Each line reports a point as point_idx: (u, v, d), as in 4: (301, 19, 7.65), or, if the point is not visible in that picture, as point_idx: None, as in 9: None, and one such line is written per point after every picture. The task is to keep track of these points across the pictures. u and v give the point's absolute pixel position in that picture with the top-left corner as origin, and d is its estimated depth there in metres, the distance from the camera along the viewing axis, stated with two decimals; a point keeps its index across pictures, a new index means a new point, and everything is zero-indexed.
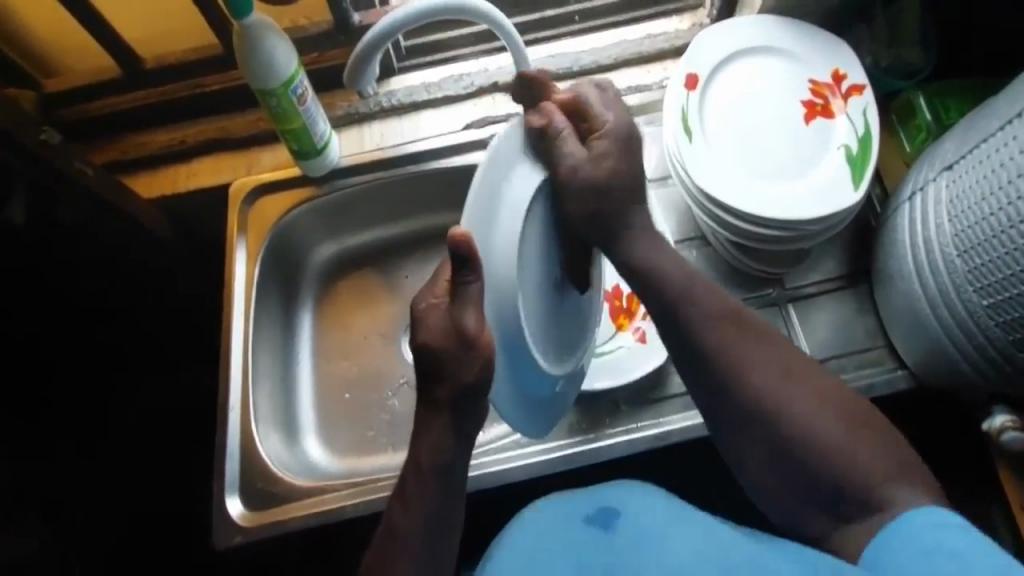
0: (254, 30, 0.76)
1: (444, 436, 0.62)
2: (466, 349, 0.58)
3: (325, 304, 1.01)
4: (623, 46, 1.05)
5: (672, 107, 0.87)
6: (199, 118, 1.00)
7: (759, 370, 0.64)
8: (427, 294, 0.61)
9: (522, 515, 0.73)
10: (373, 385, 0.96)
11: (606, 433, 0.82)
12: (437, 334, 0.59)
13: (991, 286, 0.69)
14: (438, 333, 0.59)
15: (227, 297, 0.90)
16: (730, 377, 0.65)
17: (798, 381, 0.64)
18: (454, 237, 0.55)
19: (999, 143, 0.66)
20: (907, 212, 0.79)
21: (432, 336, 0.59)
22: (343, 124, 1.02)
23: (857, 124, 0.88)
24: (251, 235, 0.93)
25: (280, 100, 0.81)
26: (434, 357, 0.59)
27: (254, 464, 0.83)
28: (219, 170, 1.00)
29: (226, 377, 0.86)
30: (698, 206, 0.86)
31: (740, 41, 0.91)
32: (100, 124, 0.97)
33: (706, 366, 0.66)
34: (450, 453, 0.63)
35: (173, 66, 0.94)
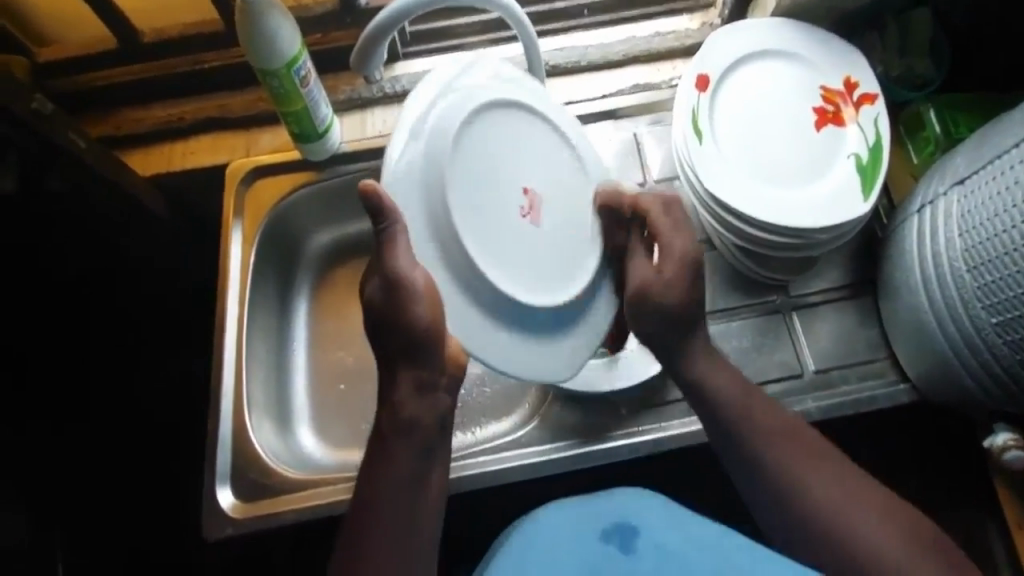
0: (258, 6, 0.73)
1: (424, 439, 0.64)
2: (403, 293, 0.58)
3: (323, 290, 0.99)
4: (633, 43, 1.03)
5: (682, 108, 0.86)
6: (198, 94, 0.96)
7: (799, 464, 0.69)
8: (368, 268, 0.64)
9: (525, 520, 0.67)
10: (369, 375, 0.94)
11: (607, 436, 0.81)
12: (376, 296, 0.60)
13: (1001, 304, 0.68)
14: (377, 294, 0.60)
15: (222, 280, 0.87)
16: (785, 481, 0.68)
17: (862, 507, 0.66)
18: (362, 189, 0.55)
19: (1014, 160, 0.66)
20: (916, 224, 0.78)
21: (377, 299, 0.60)
22: (345, 109, 1.00)
23: (867, 134, 0.87)
24: (248, 217, 0.91)
25: (282, 81, 0.78)
26: (382, 321, 0.61)
27: (247, 454, 0.81)
28: (217, 149, 0.97)
29: (219, 363, 0.84)
30: (706, 210, 0.85)
31: (753, 43, 0.90)
32: (94, 97, 0.94)
33: (765, 490, 0.69)
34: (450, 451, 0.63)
35: (172, 40, 0.90)
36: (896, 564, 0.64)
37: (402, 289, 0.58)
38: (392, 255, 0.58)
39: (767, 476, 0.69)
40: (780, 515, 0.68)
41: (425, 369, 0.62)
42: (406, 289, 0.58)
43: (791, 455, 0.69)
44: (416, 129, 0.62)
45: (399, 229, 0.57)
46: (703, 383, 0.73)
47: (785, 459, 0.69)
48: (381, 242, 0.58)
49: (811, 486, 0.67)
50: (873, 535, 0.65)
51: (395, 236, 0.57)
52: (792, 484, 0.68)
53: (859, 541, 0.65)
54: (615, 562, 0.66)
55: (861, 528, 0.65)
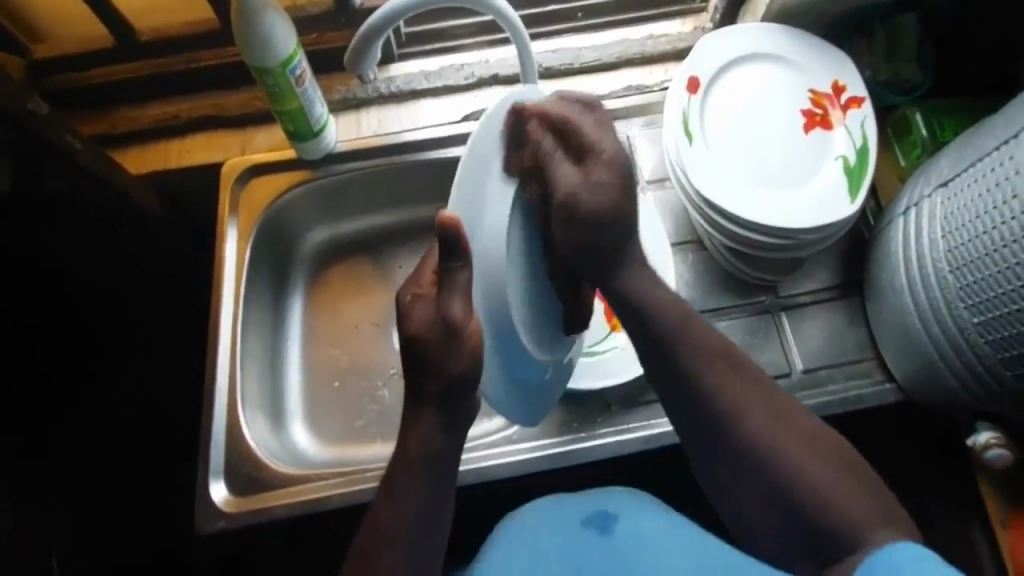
0: (252, 6, 0.74)
1: (441, 474, 0.65)
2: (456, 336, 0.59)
3: (318, 290, 1.00)
4: (626, 45, 1.04)
5: (674, 109, 0.87)
6: (193, 92, 0.97)
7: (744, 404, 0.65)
8: (413, 288, 0.64)
9: (509, 517, 0.75)
10: (363, 373, 0.95)
11: (598, 432, 0.82)
12: (421, 322, 0.61)
13: (983, 304, 0.70)
14: (426, 324, 0.61)
15: (217, 278, 0.88)
16: (732, 420, 0.64)
17: (783, 417, 0.64)
18: (443, 222, 0.57)
19: (995, 162, 0.67)
20: (901, 226, 0.80)
21: (420, 329, 0.61)
22: (340, 109, 1.01)
23: (854, 137, 0.88)
24: (243, 216, 0.92)
25: (277, 80, 0.79)
26: (421, 351, 0.61)
27: (241, 450, 0.82)
28: (212, 148, 0.98)
29: (213, 359, 0.84)
30: (697, 212, 0.86)
31: (743, 46, 0.91)
32: (90, 94, 0.94)
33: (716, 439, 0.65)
34: (438, 452, 0.64)
35: (168, 39, 0.91)
36: (832, 497, 0.61)
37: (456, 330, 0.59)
38: (450, 295, 0.59)
39: (691, 375, 0.66)
40: (728, 457, 0.64)
41: (457, 412, 0.64)
42: (455, 324, 0.59)
43: (733, 391, 0.65)
44: (476, 206, 0.62)
45: (464, 266, 0.59)
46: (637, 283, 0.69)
47: (712, 376, 0.66)
48: (443, 281, 0.60)
49: (739, 400, 0.65)
50: (804, 467, 0.62)
51: (458, 278, 0.59)
52: (737, 428, 0.64)
53: (802, 475, 0.62)
54: (594, 543, 0.72)
55: (798, 461, 0.62)
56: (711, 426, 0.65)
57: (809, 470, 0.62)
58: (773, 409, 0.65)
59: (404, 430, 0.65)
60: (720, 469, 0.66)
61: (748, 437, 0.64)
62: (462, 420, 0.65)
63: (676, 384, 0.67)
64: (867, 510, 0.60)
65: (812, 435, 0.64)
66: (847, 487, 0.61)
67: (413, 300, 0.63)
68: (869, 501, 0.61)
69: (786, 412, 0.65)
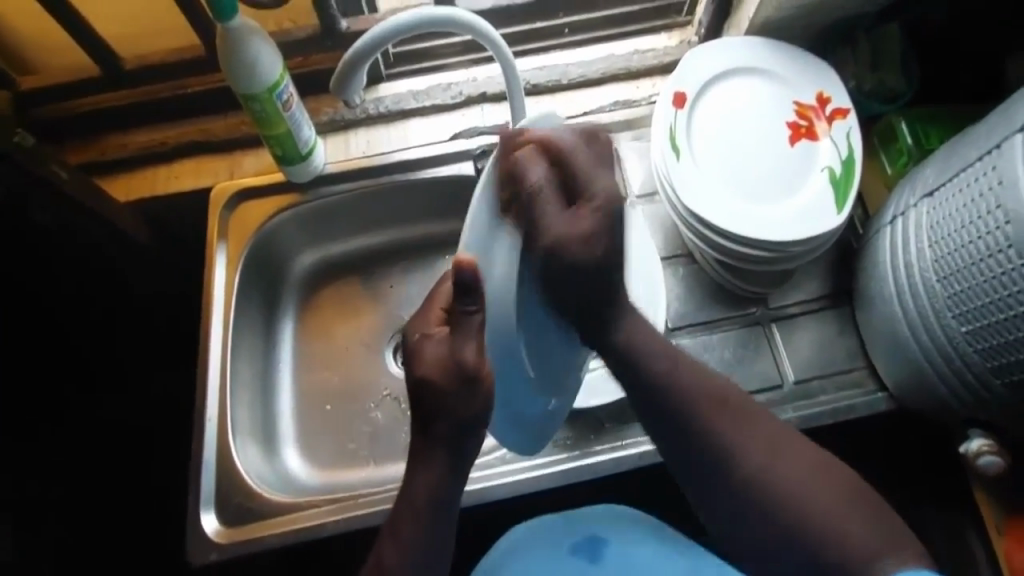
0: (238, 34, 0.74)
1: (445, 508, 0.64)
2: (466, 380, 0.57)
3: (309, 313, 1.00)
4: (612, 61, 1.05)
5: (660, 125, 0.88)
6: (181, 119, 0.97)
7: (730, 426, 0.65)
8: (419, 325, 0.61)
9: (511, 533, 0.75)
10: (356, 396, 0.95)
11: (594, 450, 0.82)
12: (434, 365, 0.58)
13: (971, 312, 0.70)
14: (437, 368, 0.58)
15: (206, 304, 0.88)
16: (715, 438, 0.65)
17: (778, 448, 0.64)
18: (457, 263, 0.53)
19: (978, 172, 0.67)
20: (889, 235, 0.80)
21: (432, 374, 0.58)
22: (329, 130, 1.01)
23: (840, 148, 0.89)
24: (232, 241, 0.92)
25: (264, 106, 0.79)
26: (433, 394, 0.59)
27: (232, 478, 0.81)
28: (200, 173, 0.98)
29: (203, 387, 0.84)
30: (686, 227, 0.87)
31: (728, 61, 0.92)
32: (77, 123, 0.94)
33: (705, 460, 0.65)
34: (445, 497, 0.63)
35: (154, 66, 0.91)
36: (818, 511, 0.61)
37: (467, 373, 0.57)
38: (462, 339, 0.57)
39: (682, 414, 0.66)
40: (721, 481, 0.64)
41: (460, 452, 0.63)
42: (474, 368, 0.57)
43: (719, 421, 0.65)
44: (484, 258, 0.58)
45: (478, 310, 0.56)
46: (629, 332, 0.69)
47: (701, 410, 0.66)
48: (455, 322, 0.57)
49: (734, 440, 0.64)
50: (789, 482, 0.63)
51: (471, 324, 0.56)
52: (718, 448, 0.65)
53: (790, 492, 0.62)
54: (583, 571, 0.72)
55: (783, 479, 0.63)
56: (711, 467, 0.65)
57: (810, 500, 0.62)
58: (762, 443, 0.64)
59: (410, 471, 0.64)
60: (729, 514, 0.65)
61: (747, 476, 0.64)
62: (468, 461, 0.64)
63: (667, 425, 0.67)
64: (854, 523, 0.61)
65: (794, 451, 0.64)
66: (850, 514, 0.61)
67: (421, 339, 0.60)
68: (860, 510, 0.62)
69: (766, 431, 0.65)
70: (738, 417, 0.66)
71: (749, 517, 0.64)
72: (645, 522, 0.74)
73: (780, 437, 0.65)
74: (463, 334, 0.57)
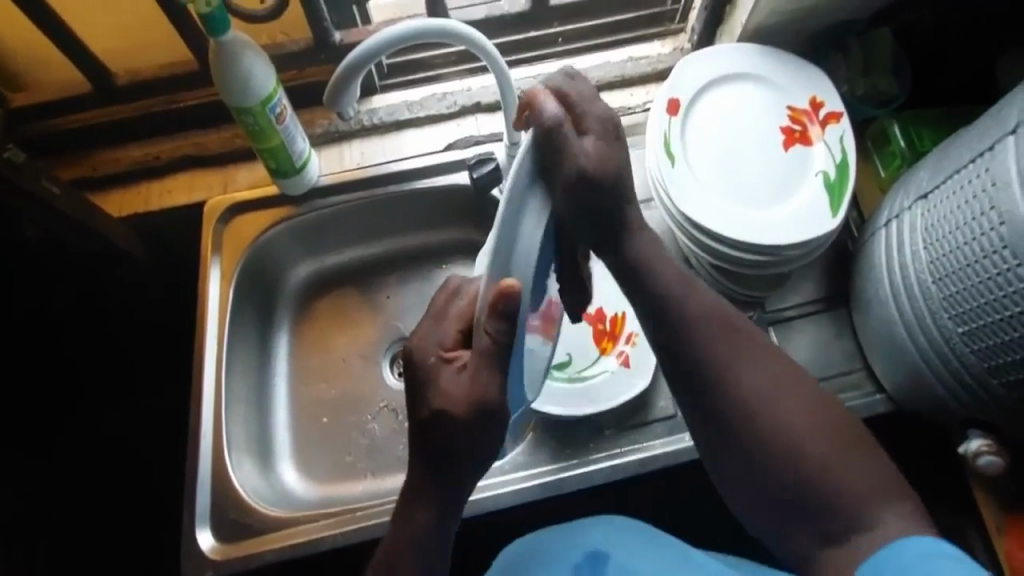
0: (230, 48, 0.74)
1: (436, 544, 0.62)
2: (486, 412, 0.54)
3: (304, 325, 0.99)
4: (606, 69, 1.06)
5: (654, 131, 0.88)
6: (174, 133, 0.98)
7: (738, 363, 0.64)
8: (438, 346, 0.57)
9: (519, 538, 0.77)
10: (353, 408, 0.94)
11: (592, 458, 0.82)
12: (443, 398, 0.54)
13: (966, 313, 0.70)
14: (454, 398, 0.54)
15: (200, 319, 0.88)
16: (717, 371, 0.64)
17: (780, 386, 0.63)
18: (504, 292, 0.48)
19: (972, 174, 0.67)
20: (884, 237, 0.80)
21: (435, 404, 0.55)
22: (323, 142, 1.01)
23: (834, 152, 0.89)
24: (226, 254, 0.92)
25: (257, 118, 0.79)
26: (446, 427, 0.55)
27: (227, 493, 0.81)
28: (194, 187, 0.98)
29: (198, 403, 0.84)
30: (681, 232, 0.87)
31: (720, 67, 0.92)
32: (70, 140, 0.95)
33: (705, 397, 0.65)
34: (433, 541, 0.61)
35: (145, 82, 0.91)
36: (811, 452, 0.62)
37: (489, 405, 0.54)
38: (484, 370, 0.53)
39: (703, 356, 0.64)
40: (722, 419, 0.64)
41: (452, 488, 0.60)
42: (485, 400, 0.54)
43: (723, 356, 0.64)
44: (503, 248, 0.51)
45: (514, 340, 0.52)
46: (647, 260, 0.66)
47: (711, 345, 0.65)
48: (481, 351, 0.53)
49: (748, 386, 0.63)
50: (787, 421, 0.62)
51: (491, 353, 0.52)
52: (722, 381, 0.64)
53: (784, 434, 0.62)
54: None
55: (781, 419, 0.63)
56: (727, 414, 0.64)
57: (813, 458, 0.62)
58: (776, 387, 0.64)
59: (406, 507, 0.61)
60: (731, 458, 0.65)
61: (758, 420, 0.63)
62: (455, 502, 0.61)
63: (679, 362, 0.66)
64: (848, 469, 0.61)
65: (798, 389, 0.64)
66: (856, 469, 0.61)
67: (433, 361, 0.56)
68: (855, 456, 0.62)
69: (768, 366, 0.64)
70: (744, 354, 0.64)
71: (744, 455, 0.64)
72: (626, 521, 0.76)
73: (782, 375, 0.64)
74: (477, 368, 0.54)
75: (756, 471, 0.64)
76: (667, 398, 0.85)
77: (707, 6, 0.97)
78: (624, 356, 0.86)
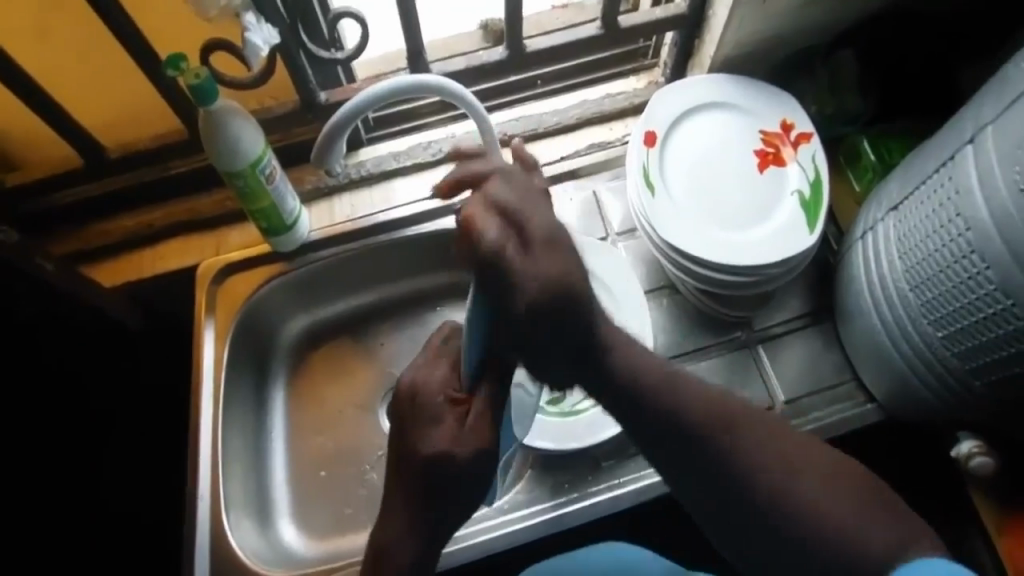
0: (220, 116, 0.78)
1: None
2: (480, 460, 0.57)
3: (301, 378, 1.01)
4: (584, 107, 1.09)
5: (633, 164, 0.90)
6: (169, 200, 1.02)
7: (749, 440, 0.57)
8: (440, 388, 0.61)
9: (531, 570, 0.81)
10: (351, 458, 0.95)
11: (590, 491, 0.83)
12: (450, 438, 0.58)
13: (943, 318, 0.71)
14: (452, 439, 0.57)
15: (197, 381, 0.89)
16: (714, 416, 0.58)
17: (788, 453, 0.57)
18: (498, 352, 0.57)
19: (938, 182, 0.69)
20: (861, 249, 0.82)
21: (434, 444, 0.58)
22: (314, 197, 1.05)
23: (807, 171, 0.92)
24: (221, 314, 0.94)
25: (247, 181, 0.83)
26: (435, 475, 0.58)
27: (227, 556, 0.82)
28: (187, 251, 1.01)
29: (195, 466, 0.85)
30: (664, 259, 0.89)
31: (692, 97, 0.96)
32: (64, 215, 0.98)
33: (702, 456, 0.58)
34: None
35: (138, 154, 0.94)
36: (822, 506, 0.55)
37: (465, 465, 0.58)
38: (470, 420, 0.58)
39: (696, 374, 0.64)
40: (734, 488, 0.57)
41: None
42: (487, 447, 0.58)
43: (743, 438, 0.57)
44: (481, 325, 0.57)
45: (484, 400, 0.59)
46: (630, 367, 0.60)
47: (696, 407, 0.59)
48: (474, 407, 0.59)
49: (747, 452, 0.57)
50: (798, 485, 0.56)
51: (477, 412, 0.59)
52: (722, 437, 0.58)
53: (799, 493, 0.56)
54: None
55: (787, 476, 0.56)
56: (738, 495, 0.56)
57: (823, 513, 0.55)
58: (782, 454, 0.57)
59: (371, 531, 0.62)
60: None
61: (776, 498, 0.56)
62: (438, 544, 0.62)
63: (665, 436, 0.59)
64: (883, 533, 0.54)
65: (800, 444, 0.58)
66: (870, 524, 0.55)
67: (441, 402, 0.60)
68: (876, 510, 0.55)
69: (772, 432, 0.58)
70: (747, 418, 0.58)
71: (765, 529, 0.56)
72: (624, 546, 0.80)
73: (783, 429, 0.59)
74: (483, 412, 0.59)
75: (767, 538, 0.56)
76: None
77: (676, 41, 1.01)
78: None
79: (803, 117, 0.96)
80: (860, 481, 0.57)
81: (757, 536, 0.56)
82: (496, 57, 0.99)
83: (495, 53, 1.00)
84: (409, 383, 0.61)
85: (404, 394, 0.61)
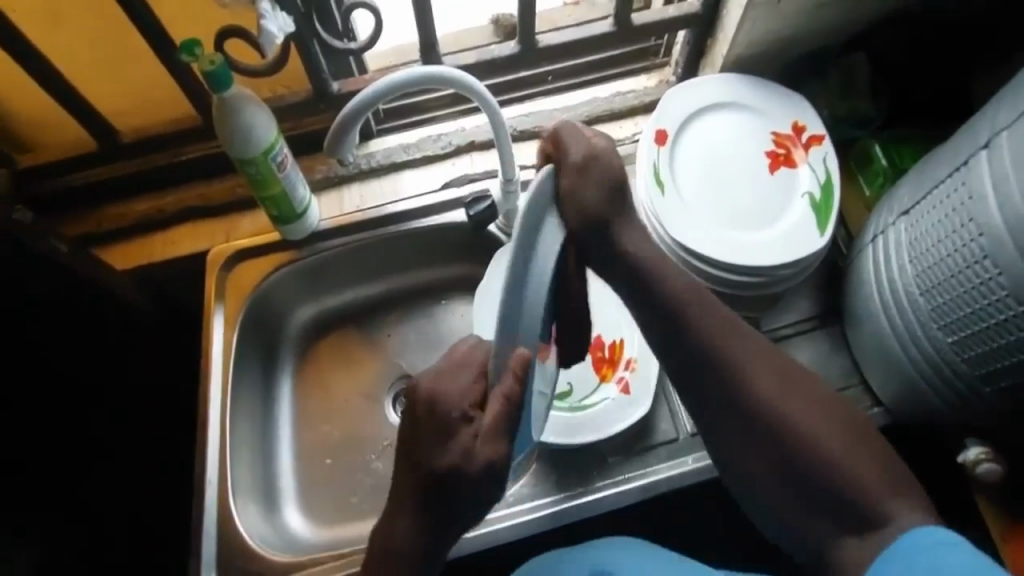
0: (234, 102, 0.78)
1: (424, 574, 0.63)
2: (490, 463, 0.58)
3: (306, 368, 1.01)
4: (594, 103, 1.09)
5: (644, 162, 0.90)
6: (179, 185, 1.02)
7: (763, 377, 0.68)
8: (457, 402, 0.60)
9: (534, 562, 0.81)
10: (356, 447, 0.96)
11: (596, 486, 0.83)
12: (462, 453, 0.59)
13: (953, 323, 0.72)
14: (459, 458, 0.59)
15: (205, 367, 0.89)
16: (726, 355, 0.69)
17: (792, 387, 0.68)
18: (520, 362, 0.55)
19: (951, 188, 0.69)
20: (871, 253, 0.82)
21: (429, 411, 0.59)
22: (323, 187, 1.05)
23: (818, 173, 0.92)
24: (230, 300, 0.94)
25: (259, 168, 0.83)
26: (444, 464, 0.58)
27: (234, 541, 0.83)
28: (197, 237, 1.02)
29: (202, 451, 0.86)
30: (673, 258, 0.89)
31: (705, 96, 0.95)
32: (75, 197, 0.98)
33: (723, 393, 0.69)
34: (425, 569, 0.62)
35: (151, 139, 0.95)
36: (821, 437, 0.66)
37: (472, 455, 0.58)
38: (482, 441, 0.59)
39: (713, 366, 0.69)
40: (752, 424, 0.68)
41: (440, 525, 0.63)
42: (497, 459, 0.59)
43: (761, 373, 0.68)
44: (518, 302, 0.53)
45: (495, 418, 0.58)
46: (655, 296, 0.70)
47: (714, 337, 0.69)
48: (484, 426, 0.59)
49: (762, 390, 0.68)
50: (804, 418, 0.67)
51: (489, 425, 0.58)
52: (737, 376, 0.68)
53: (803, 423, 0.67)
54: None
55: (797, 411, 0.67)
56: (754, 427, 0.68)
57: (826, 449, 0.66)
58: (789, 383, 0.68)
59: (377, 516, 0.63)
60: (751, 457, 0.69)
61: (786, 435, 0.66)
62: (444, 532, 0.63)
63: (695, 369, 0.70)
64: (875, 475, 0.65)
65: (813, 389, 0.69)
66: (863, 461, 0.66)
67: (456, 416, 0.60)
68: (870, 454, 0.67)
69: (780, 365, 0.69)
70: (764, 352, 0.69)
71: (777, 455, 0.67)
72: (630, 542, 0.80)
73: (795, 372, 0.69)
74: (495, 426, 0.59)
75: (780, 469, 0.68)
76: (668, 422, 0.86)
77: (688, 40, 1.01)
78: (624, 383, 0.86)
79: (814, 119, 0.95)
80: (856, 430, 0.68)
81: (774, 468, 0.68)
82: (508, 51, 0.99)
83: (507, 48, 0.99)
84: (429, 389, 0.61)
85: (424, 397, 0.61)
